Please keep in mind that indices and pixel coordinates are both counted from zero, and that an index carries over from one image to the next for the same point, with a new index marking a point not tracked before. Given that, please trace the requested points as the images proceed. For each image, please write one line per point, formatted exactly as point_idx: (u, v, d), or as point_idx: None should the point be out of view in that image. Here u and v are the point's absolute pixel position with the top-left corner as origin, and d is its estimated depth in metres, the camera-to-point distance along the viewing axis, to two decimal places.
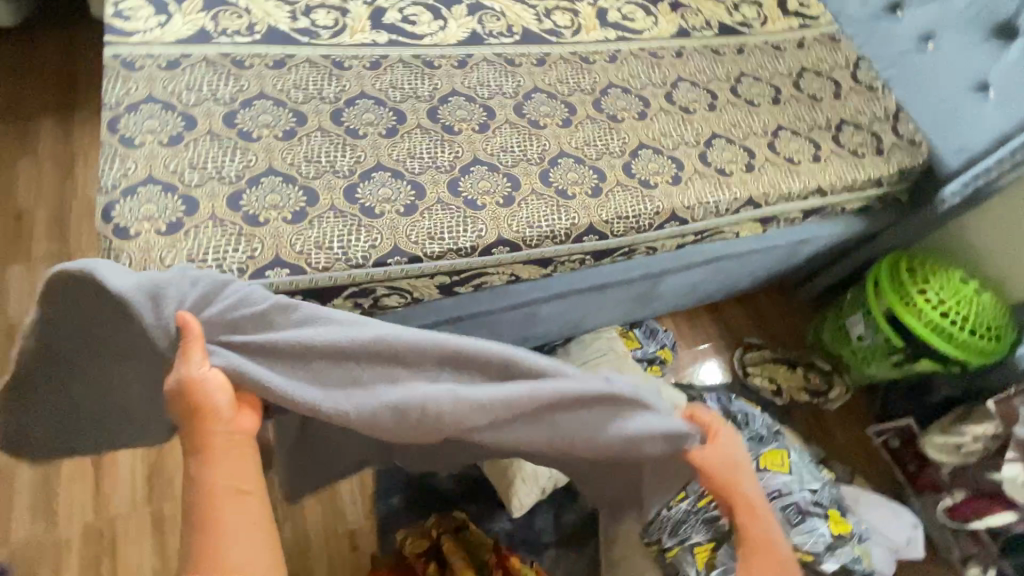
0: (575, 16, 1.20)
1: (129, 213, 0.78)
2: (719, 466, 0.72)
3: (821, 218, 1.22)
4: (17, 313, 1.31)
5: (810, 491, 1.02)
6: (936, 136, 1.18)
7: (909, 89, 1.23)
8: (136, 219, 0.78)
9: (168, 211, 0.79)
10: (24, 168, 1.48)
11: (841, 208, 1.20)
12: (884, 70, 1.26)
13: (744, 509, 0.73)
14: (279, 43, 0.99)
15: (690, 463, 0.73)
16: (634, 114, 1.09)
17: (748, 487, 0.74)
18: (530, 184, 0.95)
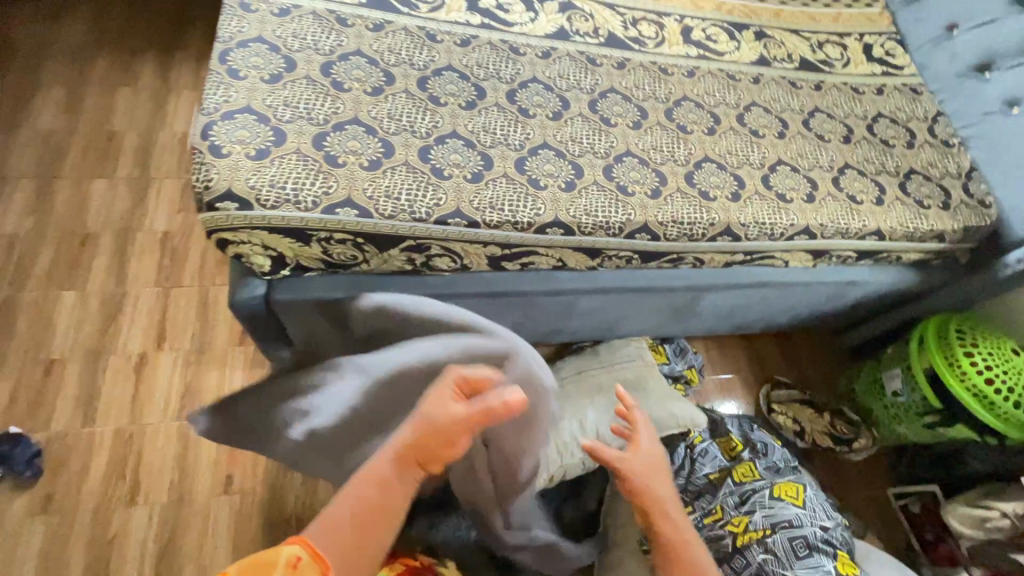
0: (660, 29, 1.24)
1: (223, 134, 0.84)
2: (633, 462, 0.81)
3: (874, 264, 1.21)
4: (90, 222, 1.39)
5: (820, 528, 1.01)
6: (1008, 200, 1.16)
7: (987, 149, 1.21)
8: (230, 140, 0.83)
9: (259, 138, 0.84)
10: (123, 97, 1.59)
11: (898, 256, 1.18)
12: (964, 127, 1.25)
13: (655, 512, 0.79)
14: (381, 9, 1.06)
15: (612, 467, 0.82)
16: (704, 129, 1.11)
17: (661, 488, 0.81)
18: (594, 176, 0.98)
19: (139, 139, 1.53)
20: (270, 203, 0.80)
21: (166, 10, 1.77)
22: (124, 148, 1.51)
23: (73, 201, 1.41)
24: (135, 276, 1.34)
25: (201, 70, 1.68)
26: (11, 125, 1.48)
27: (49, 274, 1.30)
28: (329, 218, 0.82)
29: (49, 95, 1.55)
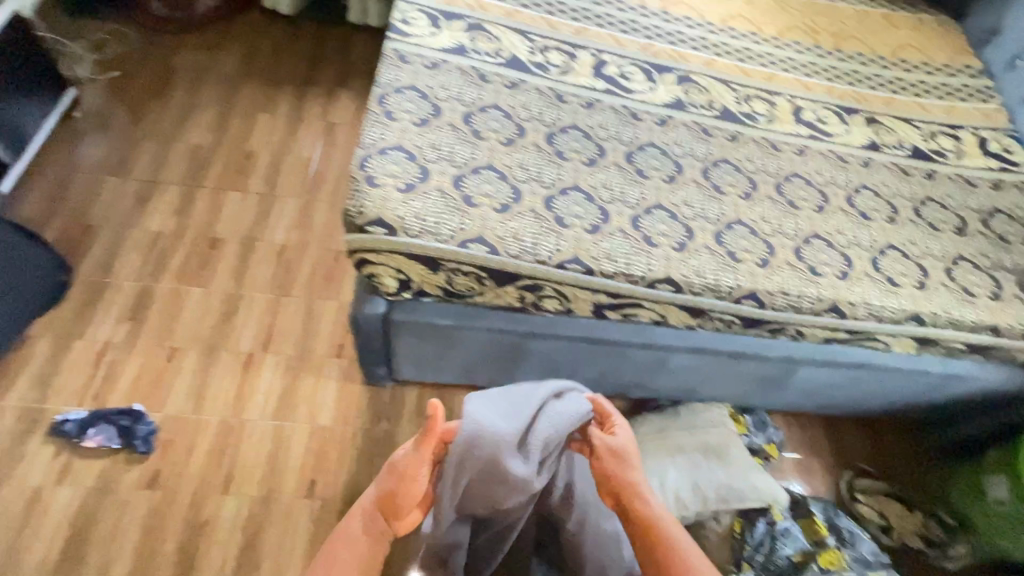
0: (772, 107, 1.29)
1: (378, 167, 0.94)
2: (610, 442, 0.83)
3: (983, 360, 1.17)
4: (221, 226, 1.53)
5: None
6: None
7: None
8: (383, 174, 0.93)
9: (407, 175, 0.94)
10: (261, 121, 1.77)
11: (1011, 355, 1.14)
12: None
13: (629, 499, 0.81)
14: (517, 69, 1.16)
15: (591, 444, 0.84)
16: (813, 206, 1.13)
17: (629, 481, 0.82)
18: (704, 240, 1.02)
19: (270, 159, 1.69)
20: (412, 232, 0.89)
21: (305, 48, 1.97)
22: (257, 166, 1.67)
23: (208, 207, 1.56)
24: (252, 281, 1.46)
25: (329, 104, 1.85)
26: (167, 136, 1.68)
27: (181, 270, 1.45)
28: (462, 251, 0.89)
29: (200, 113, 1.75)
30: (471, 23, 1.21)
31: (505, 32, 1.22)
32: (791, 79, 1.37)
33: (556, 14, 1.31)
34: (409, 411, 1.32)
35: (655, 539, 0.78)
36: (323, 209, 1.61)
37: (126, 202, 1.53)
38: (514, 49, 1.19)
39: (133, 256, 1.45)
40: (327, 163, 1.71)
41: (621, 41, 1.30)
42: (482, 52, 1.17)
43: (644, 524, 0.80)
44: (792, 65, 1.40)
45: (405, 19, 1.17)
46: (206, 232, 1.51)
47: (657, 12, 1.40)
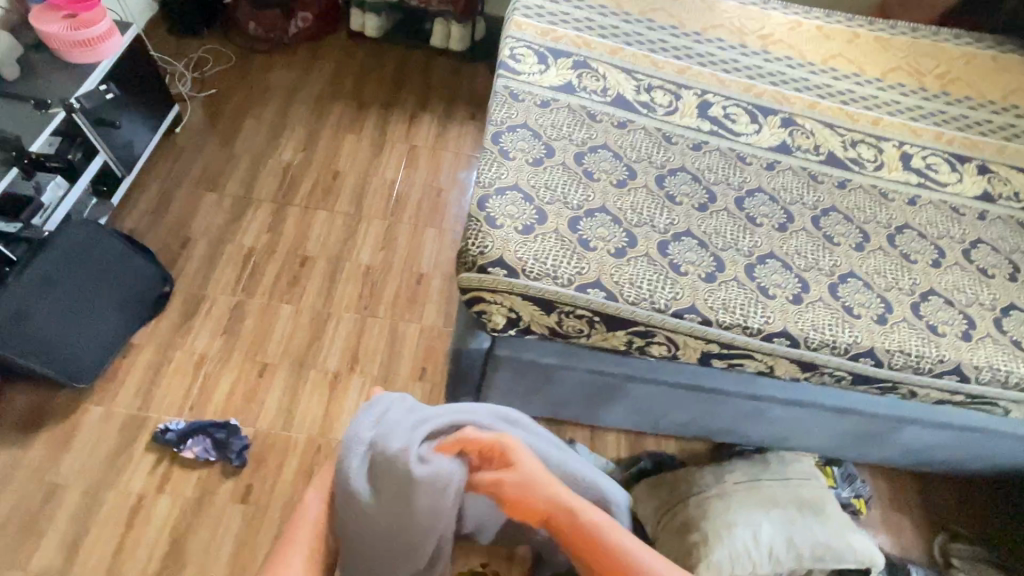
0: (879, 153, 1.26)
1: (497, 207, 0.95)
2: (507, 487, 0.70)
3: None
4: (309, 244, 1.58)
5: None
6: None
7: None
8: (502, 214, 0.94)
9: (525, 216, 0.95)
10: (347, 141, 1.81)
11: None
12: None
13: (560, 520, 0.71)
14: (624, 108, 1.16)
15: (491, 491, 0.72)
16: (929, 259, 1.09)
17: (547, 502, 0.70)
18: (819, 292, 0.99)
19: (356, 179, 1.72)
20: (532, 275, 0.89)
21: (388, 70, 2.02)
22: (343, 186, 1.71)
23: (298, 225, 1.60)
24: (339, 300, 1.49)
25: (412, 127, 1.88)
26: (259, 153, 1.73)
27: (272, 286, 1.49)
28: (580, 296, 0.89)
29: (290, 131, 1.80)
30: (577, 60, 1.22)
31: (610, 70, 1.22)
32: (897, 123, 1.33)
33: (658, 52, 1.31)
34: None
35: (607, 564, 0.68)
36: (406, 232, 1.64)
37: (222, 216, 1.59)
38: (619, 88, 1.20)
39: (228, 269, 1.49)
40: (410, 186, 1.74)
41: (723, 81, 1.29)
42: (590, 90, 1.17)
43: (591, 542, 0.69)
44: (897, 109, 1.37)
45: (515, 55, 1.19)
46: (295, 249, 1.56)
47: (757, 51, 1.39)
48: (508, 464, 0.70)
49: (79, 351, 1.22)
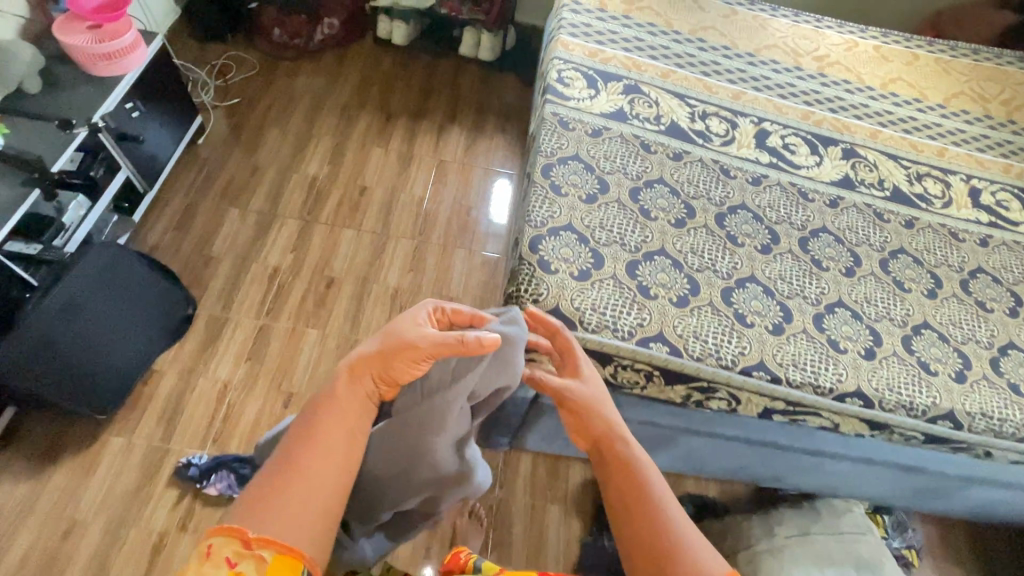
0: (946, 188, 1.18)
1: (550, 250, 0.88)
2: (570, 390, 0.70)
3: None
4: (334, 264, 1.52)
5: None
6: None
7: None
8: (556, 257, 0.88)
9: (581, 260, 0.88)
10: (374, 155, 1.75)
11: None
12: None
13: (607, 445, 0.67)
14: (678, 137, 1.10)
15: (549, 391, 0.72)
16: (1005, 308, 1.02)
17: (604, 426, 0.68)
18: (892, 345, 0.92)
19: (383, 195, 1.66)
20: (590, 327, 0.83)
21: (415, 79, 1.95)
22: (370, 203, 1.64)
23: (324, 243, 1.54)
24: (366, 325, 1.44)
25: (440, 140, 1.82)
26: (284, 166, 1.67)
27: (297, 309, 1.43)
28: (642, 350, 0.83)
29: (315, 143, 1.74)
30: (628, 85, 1.15)
31: (663, 95, 1.16)
32: (963, 154, 1.26)
33: (711, 75, 1.24)
34: (522, 481, 1.27)
35: (635, 502, 0.62)
36: (435, 252, 1.58)
37: (245, 234, 1.53)
38: (673, 115, 1.13)
39: (252, 291, 1.44)
40: (439, 203, 1.67)
41: (780, 108, 1.22)
42: (642, 118, 1.10)
43: (627, 474, 0.63)
44: (962, 139, 1.29)
45: (562, 79, 1.12)
46: (320, 269, 1.50)
47: (813, 75, 1.32)
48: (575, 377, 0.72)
49: (99, 381, 1.16)
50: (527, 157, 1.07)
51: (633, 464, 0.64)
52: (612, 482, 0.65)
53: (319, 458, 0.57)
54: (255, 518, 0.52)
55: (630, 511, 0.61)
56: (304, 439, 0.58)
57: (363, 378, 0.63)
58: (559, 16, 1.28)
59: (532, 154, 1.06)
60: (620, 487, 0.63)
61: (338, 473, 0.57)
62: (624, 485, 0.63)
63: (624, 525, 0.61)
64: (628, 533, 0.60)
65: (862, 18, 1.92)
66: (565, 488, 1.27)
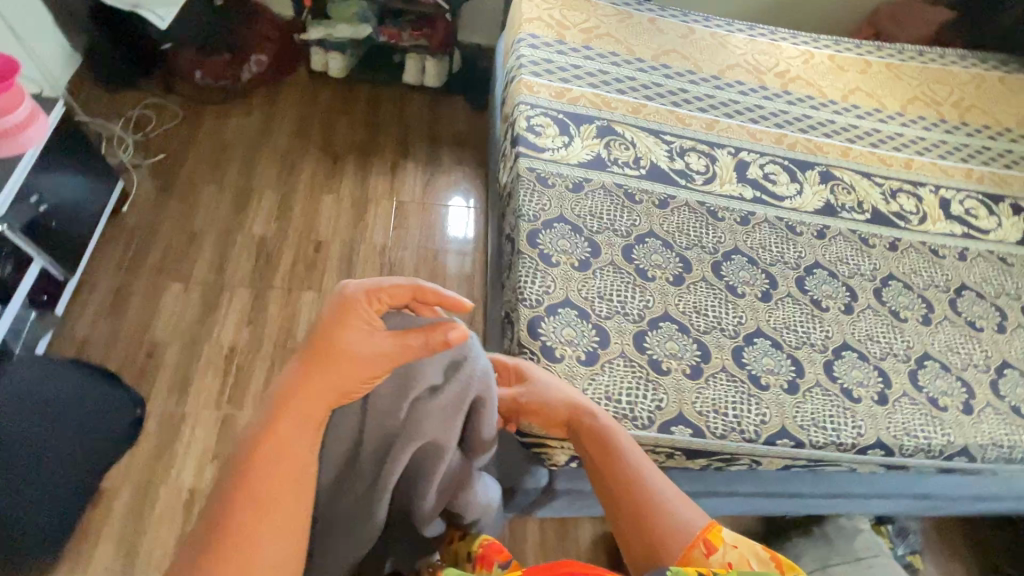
0: (919, 202, 1.20)
1: (551, 333, 0.81)
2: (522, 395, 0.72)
3: None
4: (298, 333, 1.38)
5: None
6: None
7: None
8: (560, 341, 0.81)
9: (586, 340, 0.81)
10: (326, 203, 1.61)
11: None
12: None
13: (578, 431, 0.71)
14: (661, 181, 1.04)
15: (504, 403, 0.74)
16: (994, 325, 1.03)
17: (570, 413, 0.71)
18: (901, 385, 0.91)
19: (342, 248, 1.53)
20: (607, 419, 0.76)
21: (359, 113, 1.82)
22: (329, 259, 1.51)
23: (283, 311, 1.41)
24: None
25: (395, 179, 1.70)
26: (226, 227, 1.51)
27: (263, 391, 1.29)
28: (665, 436, 0.77)
29: (258, 196, 1.59)
30: (601, 126, 1.09)
31: (638, 134, 1.10)
32: (928, 164, 1.28)
33: (681, 105, 1.19)
34: (532, 548, 1.20)
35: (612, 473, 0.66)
36: None
37: (192, 311, 1.37)
38: (652, 156, 1.08)
39: (207, 377, 1.29)
40: (404, 250, 1.56)
41: (754, 134, 1.19)
42: (621, 163, 1.04)
43: (602, 451, 0.68)
44: (924, 148, 1.31)
45: (533, 127, 1.04)
46: (283, 341, 1.36)
47: (779, 93, 1.30)
48: (521, 380, 0.73)
49: (41, 521, 1.00)
50: (506, 218, 0.98)
51: (606, 440, 0.68)
52: (592, 462, 0.69)
53: (268, 500, 0.52)
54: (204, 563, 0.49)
55: (614, 479, 0.66)
56: (247, 476, 0.51)
57: (311, 396, 0.54)
58: (517, 51, 1.19)
59: (512, 216, 0.97)
60: (601, 461, 0.68)
61: (291, 516, 0.53)
62: (603, 459, 0.67)
63: (612, 499, 0.66)
64: (617, 505, 0.65)
65: (804, 21, 1.93)
66: (578, 549, 1.21)
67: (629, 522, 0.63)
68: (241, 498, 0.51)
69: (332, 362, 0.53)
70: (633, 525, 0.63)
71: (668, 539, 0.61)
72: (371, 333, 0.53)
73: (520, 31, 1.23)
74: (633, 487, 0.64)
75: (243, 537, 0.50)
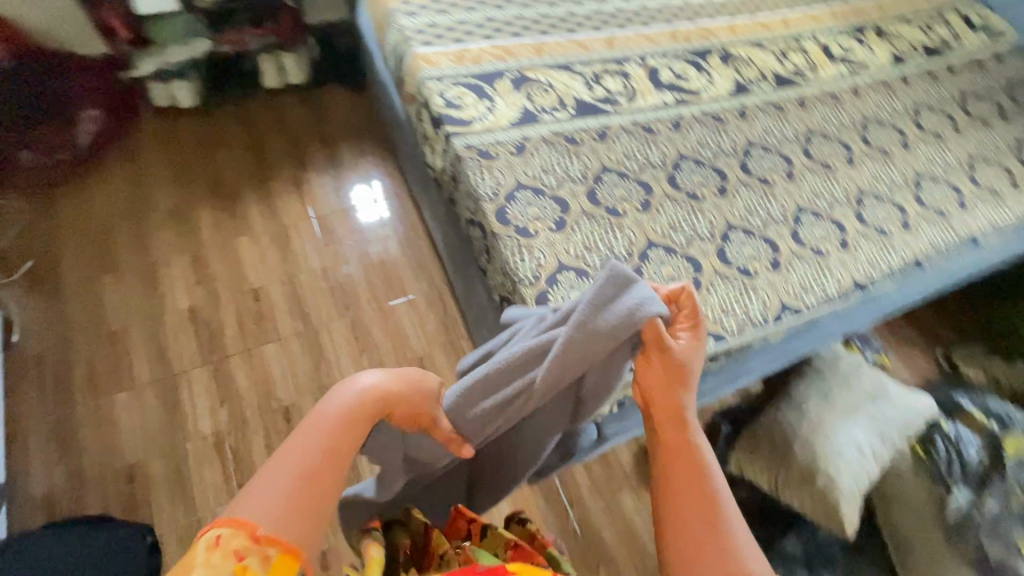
0: (806, 55, 1.28)
1: (562, 300, 0.82)
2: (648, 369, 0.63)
3: None
4: (279, 390, 1.29)
5: None
6: None
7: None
8: None
9: None
10: (243, 247, 1.47)
11: None
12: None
13: (666, 422, 0.61)
14: (592, 114, 1.04)
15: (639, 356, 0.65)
16: (899, 145, 1.16)
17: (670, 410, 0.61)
18: (852, 226, 1.02)
19: (283, 287, 1.42)
20: None
21: (232, 138, 1.63)
22: (275, 303, 1.40)
23: (253, 375, 1.30)
24: None
25: (303, 194, 1.57)
26: (148, 313, 1.35)
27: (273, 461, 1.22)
28: None
29: (165, 267, 1.42)
30: (514, 77, 1.05)
31: (551, 74, 1.07)
32: (800, 16, 1.36)
33: (575, 29, 1.17)
34: (586, 489, 1.27)
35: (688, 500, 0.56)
36: (374, 318, 1.40)
37: (155, 414, 1.24)
38: (572, 91, 1.06)
39: (206, 473, 1.19)
40: (346, 264, 1.47)
41: (650, 37, 1.20)
42: (549, 109, 1.02)
43: (687, 460, 0.58)
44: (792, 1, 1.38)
45: (450, 102, 0.99)
46: (268, 404, 1.27)
47: None
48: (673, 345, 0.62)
49: None
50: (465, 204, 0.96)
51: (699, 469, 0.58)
52: (671, 467, 0.59)
53: (327, 474, 0.53)
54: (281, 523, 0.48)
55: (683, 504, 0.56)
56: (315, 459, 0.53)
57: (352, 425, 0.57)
58: (397, 25, 1.10)
59: (469, 200, 0.94)
60: (682, 477, 0.57)
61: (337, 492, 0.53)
62: (683, 471, 0.58)
63: (670, 515, 0.56)
64: (681, 520, 0.55)
65: None
66: (625, 472, 1.30)
67: (687, 546, 0.53)
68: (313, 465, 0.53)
69: (370, 411, 0.59)
70: (689, 548, 0.53)
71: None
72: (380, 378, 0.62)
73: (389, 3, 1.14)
74: (711, 513, 0.55)
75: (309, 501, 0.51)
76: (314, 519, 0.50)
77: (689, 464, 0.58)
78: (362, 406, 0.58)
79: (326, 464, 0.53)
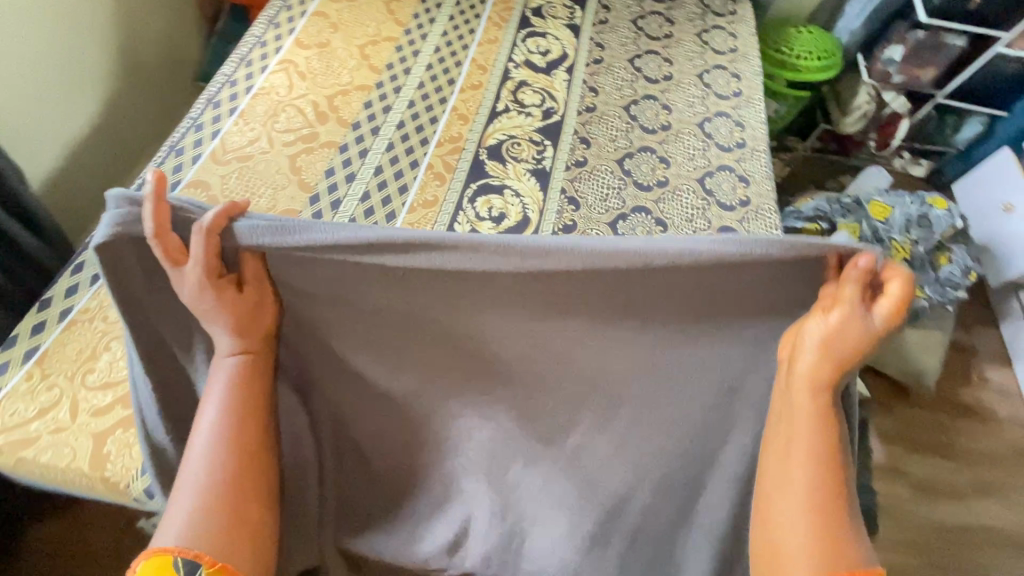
0: (530, 86, 1.16)
1: None
2: (852, 328, 0.59)
3: None
4: None
5: (909, 203, 1.49)
6: None
7: None
8: None
9: None
10: None
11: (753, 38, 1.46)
12: None
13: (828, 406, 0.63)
14: None
15: (849, 319, 0.59)
16: (664, 111, 1.19)
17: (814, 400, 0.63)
18: (732, 220, 1.04)
19: None
20: None
21: None
22: None
23: None
24: None
25: None
26: None
27: None
28: None
29: None
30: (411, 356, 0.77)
31: None
32: (481, 50, 1.20)
33: None
34: None
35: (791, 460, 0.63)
36: None
37: None
38: None
39: None
40: None
41: (426, 200, 0.95)
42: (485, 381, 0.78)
43: (816, 448, 0.62)
44: (458, 39, 1.20)
45: None
46: None
47: (355, 137, 1.00)
48: (884, 318, 0.58)
49: None
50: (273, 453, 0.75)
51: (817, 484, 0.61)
52: (800, 441, 0.63)
53: (237, 487, 0.61)
54: (234, 531, 0.59)
55: (779, 463, 0.64)
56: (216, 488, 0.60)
57: (235, 414, 0.64)
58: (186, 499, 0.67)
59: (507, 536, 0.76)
60: (805, 476, 0.62)
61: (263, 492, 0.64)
62: (804, 470, 0.62)
63: (784, 488, 0.63)
64: (798, 478, 0.62)
65: (151, 20, 1.39)
66: None
67: (790, 510, 0.61)
68: (231, 445, 0.63)
69: (247, 402, 0.66)
70: (783, 493, 0.62)
71: (803, 545, 0.59)
72: (249, 321, 0.64)
73: (127, 485, 0.66)
74: (824, 501, 0.61)
75: (236, 512, 0.60)
76: (253, 510, 0.61)
77: (815, 447, 0.62)
78: (221, 413, 0.64)
79: (232, 476, 0.61)
